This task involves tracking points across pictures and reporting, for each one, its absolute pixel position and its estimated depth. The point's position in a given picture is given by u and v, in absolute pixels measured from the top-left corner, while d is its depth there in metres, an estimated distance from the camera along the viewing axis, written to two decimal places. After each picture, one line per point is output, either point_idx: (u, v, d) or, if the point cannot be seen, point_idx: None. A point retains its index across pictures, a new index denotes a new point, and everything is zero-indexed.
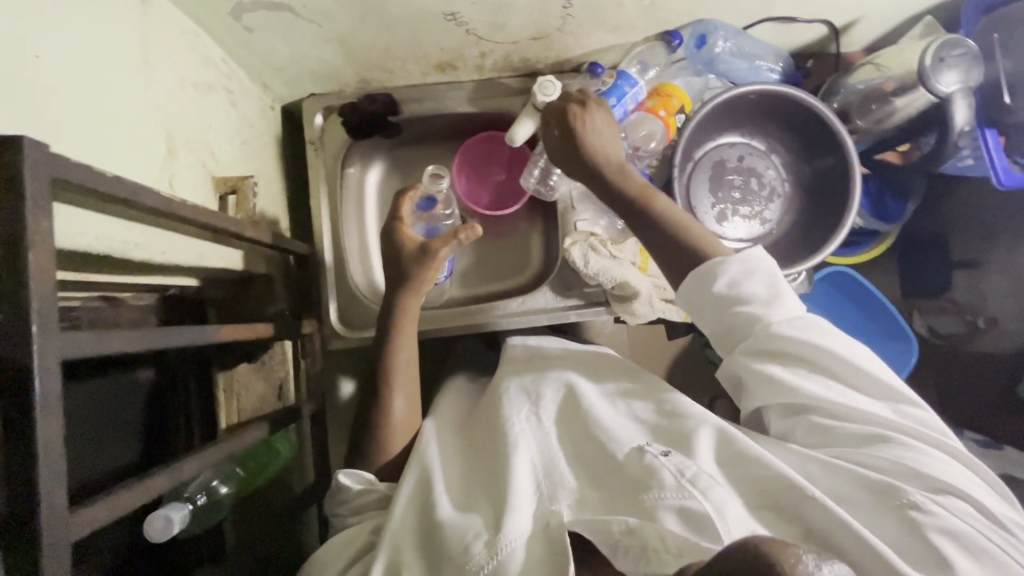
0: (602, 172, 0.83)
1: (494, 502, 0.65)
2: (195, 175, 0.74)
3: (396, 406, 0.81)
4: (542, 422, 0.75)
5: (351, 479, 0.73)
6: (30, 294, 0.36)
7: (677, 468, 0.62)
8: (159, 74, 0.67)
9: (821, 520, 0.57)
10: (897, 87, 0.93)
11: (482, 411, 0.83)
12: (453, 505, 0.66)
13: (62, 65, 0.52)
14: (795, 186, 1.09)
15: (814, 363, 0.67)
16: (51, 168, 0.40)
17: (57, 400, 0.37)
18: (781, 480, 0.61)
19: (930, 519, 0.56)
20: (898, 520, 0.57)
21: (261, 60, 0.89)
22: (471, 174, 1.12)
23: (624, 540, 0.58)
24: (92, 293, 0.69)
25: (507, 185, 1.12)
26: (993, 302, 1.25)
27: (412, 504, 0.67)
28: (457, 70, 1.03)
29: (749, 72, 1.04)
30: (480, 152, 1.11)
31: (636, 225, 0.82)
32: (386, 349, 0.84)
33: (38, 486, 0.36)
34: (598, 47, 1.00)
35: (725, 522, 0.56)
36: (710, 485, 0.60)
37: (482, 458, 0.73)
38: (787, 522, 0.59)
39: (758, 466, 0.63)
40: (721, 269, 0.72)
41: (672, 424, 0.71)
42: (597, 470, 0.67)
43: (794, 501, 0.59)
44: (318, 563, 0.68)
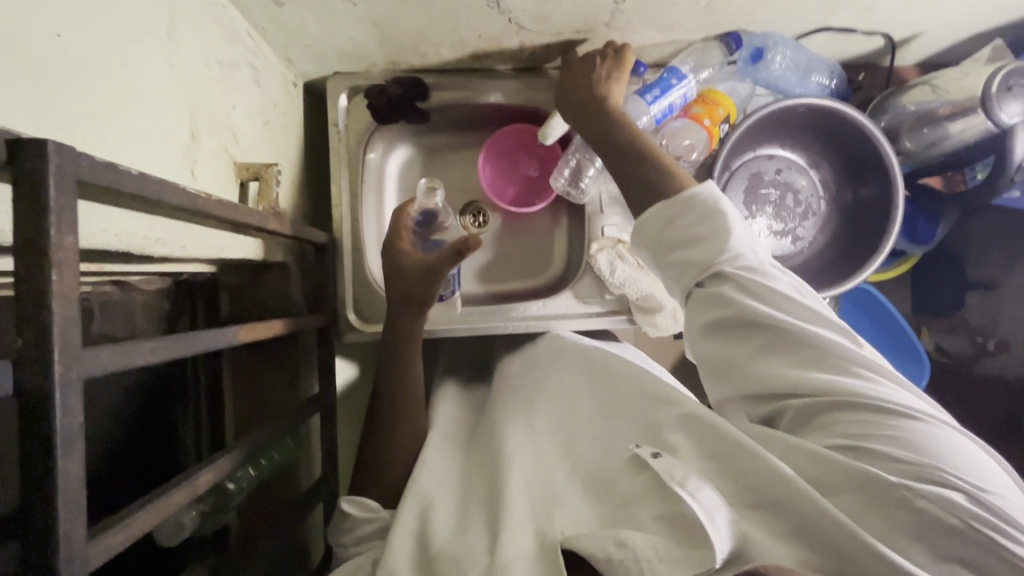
0: (597, 113, 0.79)
1: (491, 522, 0.62)
2: (218, 160, 0.70)
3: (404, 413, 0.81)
4: (537, 434, 0.75)
5: (354, 507, 0.71)
6: (53, 316, 0.33)
7: (667, 470, 0.57)
8: (184, 52, 0.62)
9: (811, 515, 0.50)
10: (953, 112, 0.89)
11: (488, 426, 0.82)
12: (449, 529, 0.64)
13: (85, 43, 0.47)
14: (832, 205, 1.06)
15: (781, 332, 0.58)
16: (78, 172, 0.36)
17: (77, 432, 0.35)
18: (766, 471, 0.54)
19: (927, 512, 0.48)
20: (887, 516, 0.49)
21: (288, 35, 0.83)
22: (501, 166, 1.08)
23: (617, 555, 0.52)
24: (105, 280, 0.66)
25: (538, 182, 1.08)
26: (1005, 325, 1.31)
27: (411, 527, 0.64)
28: (492, 58, 0.97)
29: (800, 85, 0.99)
30: (514, 144, 1.07)
31: (611, 163, 0.75)
32: (399, 363, 0.84)
33: (56, 526, 0.33)
34: (643, 45, 0.95)
35: (716, 526, 0.51)
36: (699, 486, 0.54)
37: (484, 475, 0.71)
38: (776, 518, 0.52)
39: (742, 454, 0.56)
40: (685, 218, 0.63)
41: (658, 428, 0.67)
42: (597, 481, 0.64)
43: (778, 493, 0.52)
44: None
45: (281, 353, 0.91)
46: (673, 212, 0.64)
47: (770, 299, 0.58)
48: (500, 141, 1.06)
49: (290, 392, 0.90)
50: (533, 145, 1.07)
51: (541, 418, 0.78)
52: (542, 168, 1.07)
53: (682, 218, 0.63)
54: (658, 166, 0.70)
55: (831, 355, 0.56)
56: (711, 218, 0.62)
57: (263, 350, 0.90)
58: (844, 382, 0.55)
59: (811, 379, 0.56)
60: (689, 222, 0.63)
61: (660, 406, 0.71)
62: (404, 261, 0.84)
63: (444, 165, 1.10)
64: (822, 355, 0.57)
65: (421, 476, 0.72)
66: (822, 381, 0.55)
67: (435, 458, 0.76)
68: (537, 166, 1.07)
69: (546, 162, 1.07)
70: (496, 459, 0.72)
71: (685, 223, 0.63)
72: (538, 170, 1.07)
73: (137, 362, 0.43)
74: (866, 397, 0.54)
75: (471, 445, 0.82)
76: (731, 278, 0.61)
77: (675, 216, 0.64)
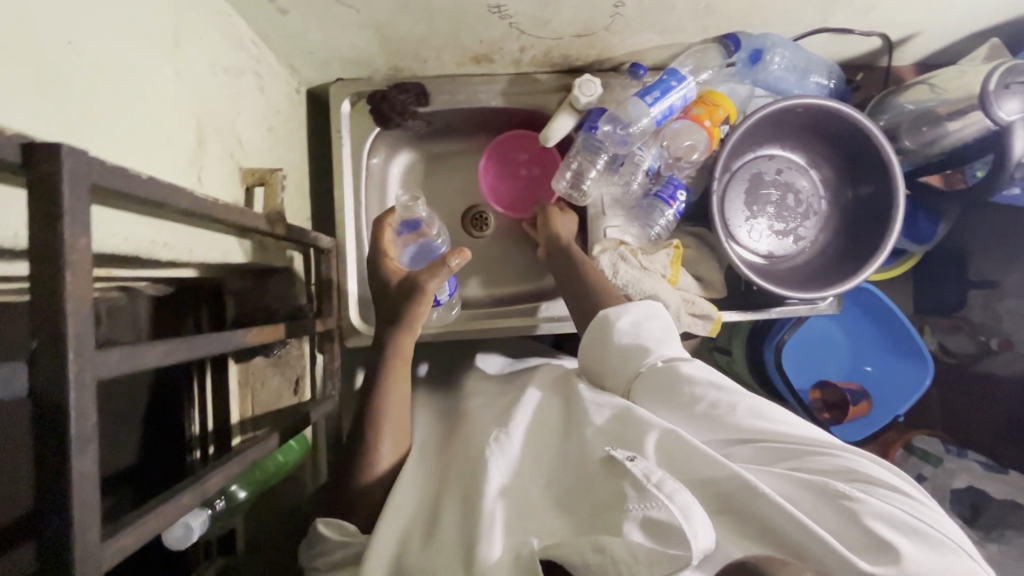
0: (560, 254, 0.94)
1: (466, 532, 0.60)
2: (223, 167, 0.70)
3: (384, 454, 0.75)
4: (508, 436, 0.70)
5: (331, 530, 0.67)
6: (68, 316, 0.34)
7: (644, 473, 0.56)
8: (189, 59, 0.63)
9: (776, 517, 0.53)
10: (951, 110, 0.90)
11: (460, 438, 0.78)
12: (421, 546, 0.62)
13: (94, 49, 0.48)
14: (832, 205, 1.06)
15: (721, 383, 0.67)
16: (92, 174, 0.36)
17: (91, 432, 0.35)
18: (732, 478, 0.56)
19: (868, 507, 0.54)
20: (838, 513, 0.55)
21: (292, 42, 0.84)
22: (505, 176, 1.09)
23: (594, 561, 0.51)
24: (109, 285, 0.68)
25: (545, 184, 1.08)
26: (1008, 323, 1.27)
27: (391, 542, 0.63)
28: (493, 63, 0.98)
29: (799, 85, 0.99)
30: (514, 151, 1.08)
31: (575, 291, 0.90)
32: (373, 400, 0.78)
33: (72, 526, 0.34)
34: (643, 47, 0.96)
35: (692, 526, 0.51)
36: (677, 488, 0.54)
37: (461, 482, 0.67)
38: (742, 525, 0.55)
39: (711, 467, 0.58)
40: (621, 315, 0.77)
41: (625, 428, 0.66)
42: (570, 487, 0.62)
43: (747, 502, 0.55)
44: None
45: (284, 357, 0.92)
46: (629, 309, 0.78)
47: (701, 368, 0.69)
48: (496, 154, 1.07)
49: (293, 396, 0.93)
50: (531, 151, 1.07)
51: (516, 425, 0.73)
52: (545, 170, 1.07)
53: (636, 315, 0.77)
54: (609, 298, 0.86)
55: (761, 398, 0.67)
56: (660, 320, 0.78)
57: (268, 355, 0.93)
58: (777, 414, 0.65)
59: (755, 412, 0.64)
60: (645, 322, 0.77)
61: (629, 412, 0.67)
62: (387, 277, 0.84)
63: (445, 170, 1.11)
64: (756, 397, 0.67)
65: (400, 491, 0.70)
66: (763, 413, 0.64)
67: (416, 471, 0.75)
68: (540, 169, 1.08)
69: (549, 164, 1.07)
70: (469, 464, 0.69)
71: (641, 321, 0.77)
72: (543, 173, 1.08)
73: (147, 364, 0.44)
74: (792, 425, 0.64)
75: (452, 441, 0.79)
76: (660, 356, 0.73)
77: (627, 313, 0.77)
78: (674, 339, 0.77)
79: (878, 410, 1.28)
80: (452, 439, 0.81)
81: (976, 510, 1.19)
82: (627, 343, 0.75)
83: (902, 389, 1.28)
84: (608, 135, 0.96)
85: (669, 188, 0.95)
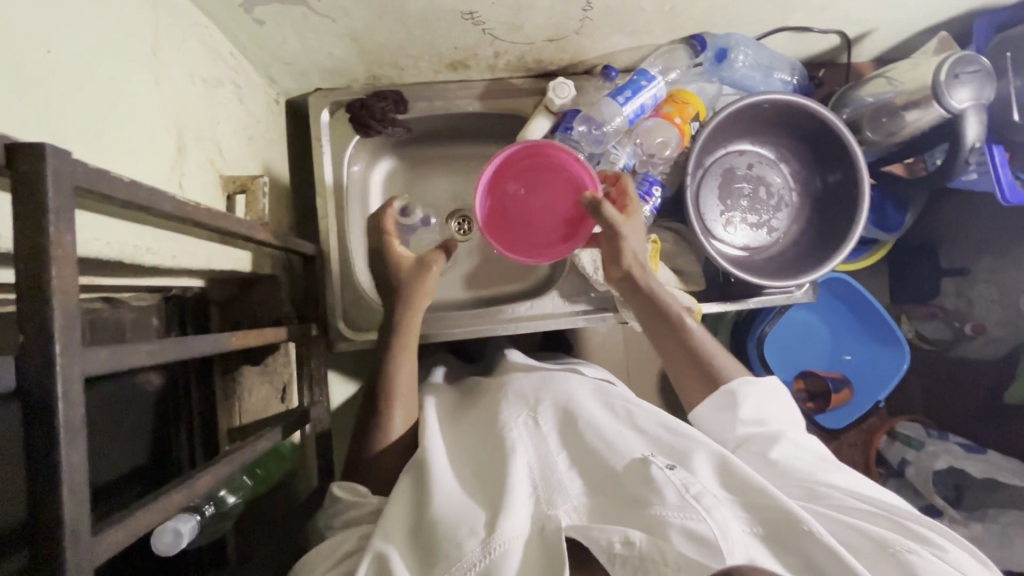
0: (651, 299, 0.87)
1: (492, 505, 0.61)
2: (204, 174, 0.71)
3: (396, 421, 0.79)
4: (541, 426, 0.72)
5: (348, 493, 0.72)
6: (54, 310, 0.34)
7: (682, 483, 0.57)
8: (169, 70, 0.64)
9: (823, 554, 0.55)
10: (907, 101, 0.94)
11: (482, 408, 0.81)
12: (449, 493, 0.65)
13: (74, 59, 0.49)
14: (802, 196, 1.09)
15: (822, 460, 0.73)
16: (74, 175, 0.37)
17: (80, 424, 0.35)
18: (780, 508, 0.58)
19: (929, 566, 0.57)
20: (897, 567, 0.58)
21: (270, 53, 0.86)
22: (500, 195, 0.90)
23: (620, 550, 0.54)
24: (95, 298, 0.69)
25: (541, 239, 0.90)
26: (980, 309, 1.29)
27: (404, 509, 0.65)
28: (468, 69, 1.01)
29: (764, 83, 1.03)
30: (532, 174, 0.90)
31: (665, 342, 0.85)
32: (385, 371, 0.82)
33: (62, 518, 0.34)
34: (613, 50, 1.00)
35: (729, 542, 0.53)
36: (715, 504, 0.56)
37: (489, 460, 0.69)
38: (788, 552, 0.56)
39: (761, 494, 0.60)
40: (744, 396, 0.78)
41: (674, 441, 0.68)
42: (599, 476, 0.64)
43: (791, 531, 0.56)
44: (312, 561, 0.66)
45: (270, 366, 0.91)
46: (755, 390, 0.79)
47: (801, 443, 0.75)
48: (505, 165, 0.90)
49: (280, 402, 0.92)
50: (552, 190, 0.90)
51: (547, 413, 0.74)
52: (559, 225, 0.90)
53: (761, 396, 0.79)
54: (706, 359, 0.82)
55: (842, 469, 0.72)
56: (782, 402, 0.80)
57: None
58: (852, 482, 0.69)
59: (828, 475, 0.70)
60: (767, 404, 0.78)
61: (681, 437, 0.69)
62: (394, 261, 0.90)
63: (427, 175, 1.13)
64: (838, 467, 0.72)
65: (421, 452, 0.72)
66: (839, 479, 0.69)
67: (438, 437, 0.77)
68: (551, 218, 0.90)
69: (563, 220, 0.90)
70: (497, 446, 0.70)
71: (763, 401, 0.78)
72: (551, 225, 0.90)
73: (134, 362, 0.44)
74: (865, 491, 0.68)
75: (461, 422, 0.81)
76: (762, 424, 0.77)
77: (753, 389, 0.79)
78: (791, 419, 0.79)
79: (859, 396, 1.32)
80: (463, 417, 0.83)
81: (959, 490, 1.21)
82: (749, 429, 0.76)
83: (882, 375, 1.30)
84: (583, 135, 0.98)
85: (644, 185, 0.98)
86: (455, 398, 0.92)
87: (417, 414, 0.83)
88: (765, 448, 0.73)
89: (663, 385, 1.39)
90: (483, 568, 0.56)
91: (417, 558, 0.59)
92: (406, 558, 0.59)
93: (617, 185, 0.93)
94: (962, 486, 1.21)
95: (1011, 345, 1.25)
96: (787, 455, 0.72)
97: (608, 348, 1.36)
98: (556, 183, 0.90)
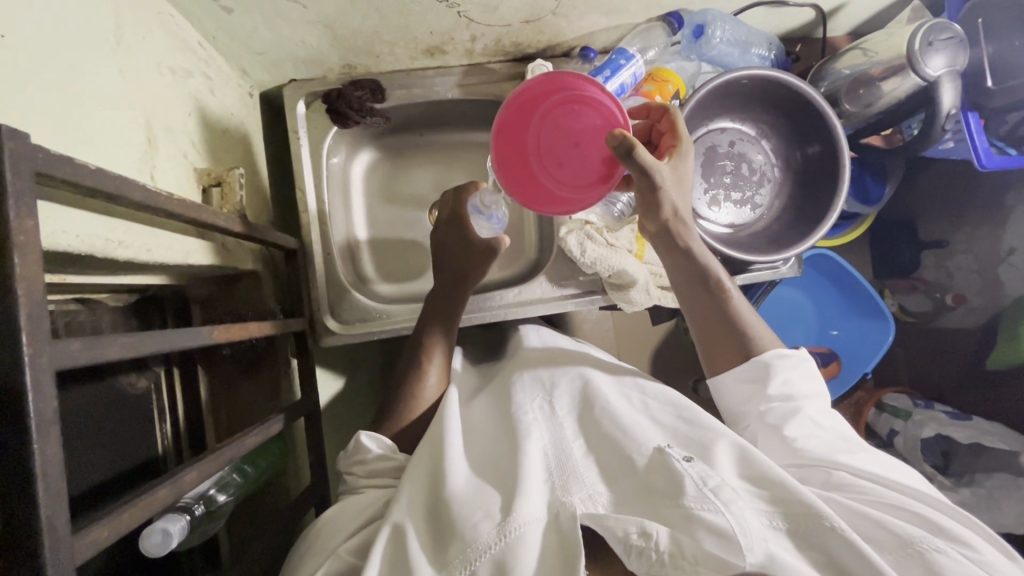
0: (687, 260, 0.82)
1: (506, 489, 0.61)
2: (177, 167, 0.69)
3: (430, 377, 0.86)
4: (556, 411, 0.74)
5: (373, 443, 0.76)
6: (19, 298, 0.33)
7: (700, 477, 0.58)
8: (134, 58, 0.62)
9: (845, 550, 0.55)
10: (883, 71, 0.95)
11: (495, 399, 0.82)
12: (463, 479, 0.65)
13: (32, 43, 0.47)
14: (784, 171, 1.10)
15: (852, 447, 0.73)
16: (35, 161, 0.36)
17: (53, 415, 0.34)
18: (800, 503, 0.58)
19: (956, 566, 0.56)
20: (921, 566, 0.57)
21: (241, 43, 0.84)
22: (527, 131, 0.75)
23: (638, 542, 0.54)
24: (67, 297, 0.65)
25: (575, 183, 0.74)
26: (959, 279, 1.35)
27: (422, 482, 0.65)
28: (445, 54, 0.99)
29: (743, 58, 1.03)
30: (561, 104, 0.73)
31: (701, 301, 0.83)
32: (423, 327, 0.90)
33: (38, 515, 0.33)
34: (590, 30, 0.99)
35: (749, 538, 0.53)
36: (733, 498, 0.56)
37: (500, 448, 0.70)
38: (809, 548, 0.56)
39: (782, 488, 0.59)
40: (773, 371, 0.78)
41: (692, 432, 0.69)
42: (616, 467, 0.64)
43: (813, 526, 0.57)
44: (331, 524, 0.68)
45: (258, 364, 0.93)
46: (787, 366, 0.79)
47: (827, 422, 0.76)
48: (529, 98, 0.74)
49: (270, 401, 0.93)
50: (587, 122, 0.72)
51: (563, 401, 0.76)
52: (599, 163, 0.72)
53: (792, 371, 0.79)
54: (741, 328, 0.82)
55: (870, 455, 0.72)
56: (810, 378, 0.80)
57: (238, 359, 0.92)
58: (878, 470, 0.69)
59: (853, 463, 0.69)
60: (797, 378, 0.79)
61: (701, 429, 0.69)
62: (445, 234, 0.95)
63: (408, 166, 1.12)
64: (865, 453, 0.72)
65: (439, 429, 0.73)
66: (865, 468, 0.69)
67: (458, 416, 0.78)
68: (588, 155, 0.73)
69: (602, 156, 0.72)
70: (512, 429, 0.71)
71: (793, 375, 0.79)
72: (589, 165, 0.73)
73: (110, 355, 0.43)
74: (891, 479, 0.68)
75: (475, 403, 0.84)
76: (790, 401, 0.77)
77: (785, 364, 0.79)
78: (820, 397, 0.79)
79: (847, 370, 1.33)
80: (478, 399, 0.86)
81: (946, 457, 1.23)
82: (775, 398, 0.77)
83: (870, 348, 1.31)
84: None
85: None
86: (468, 382, 0.94)
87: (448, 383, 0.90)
88: (781, 421, 0.75)
89: (654, 368, 1.40)
90: (497, 552, 0.55)
91: (432, 532, 0.60)
92: (420, 531, 0.59)
93: (664, 120, 0.82)
94: (949, 453, 1.23)
95: (990, 313, 1.30)
96: (803, 433, 0.73)
97: (598, 333, 1.37)
98: (592, 115, 0.72)
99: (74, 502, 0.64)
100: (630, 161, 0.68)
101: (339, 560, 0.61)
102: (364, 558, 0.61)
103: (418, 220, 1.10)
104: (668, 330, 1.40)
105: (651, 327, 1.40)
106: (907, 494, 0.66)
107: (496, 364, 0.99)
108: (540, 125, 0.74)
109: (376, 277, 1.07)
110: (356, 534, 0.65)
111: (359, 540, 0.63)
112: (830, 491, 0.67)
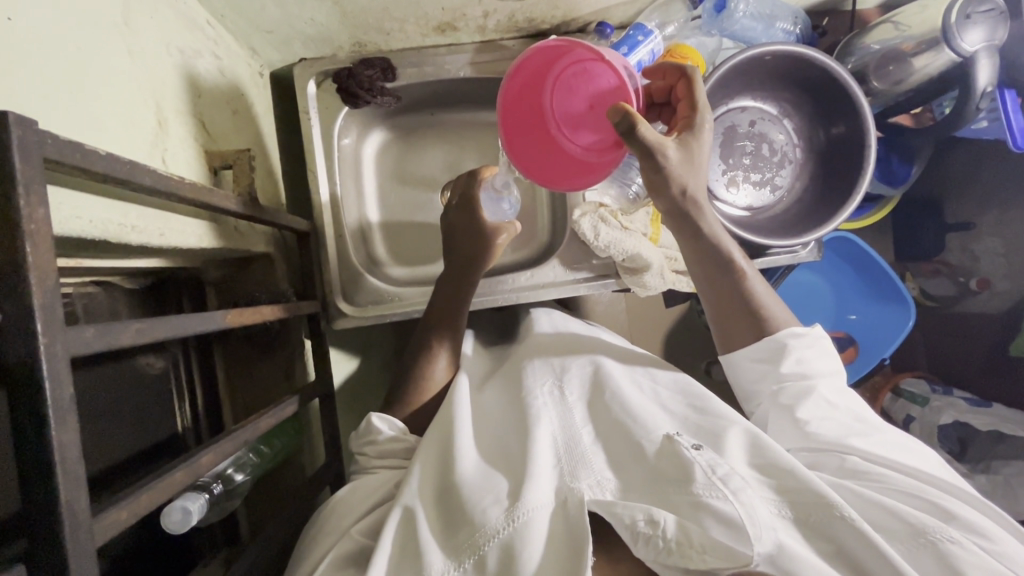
0: (705, 243, 0.79)
1: (515, 475, 0.62)
2: (186, 148, 0.69)
3: (441, 358, 0.87)
4: (566, 396, 0.74)
5: (384, 424, 0.77)
6: (31, 284, 0.33)
7: (709, 465, 0.58)
8: (142, 38, 0.62)
9: (856, 541, 0.55)
10: (916, 46, 0.90)
11: (505, 383, 0.83)
12: (473, 465, 0.65)
13: (39, 24, 0.46)
14: (807, 151, 1.07)
15: (868, 429, 0.72)
16: (43, 147, 0.36)
17: (70, 404, 0.35)
18: (812, 494, 0.57)
19: (970, 558, 0.55)
20: (935, 556, 0.56)
21: (250, 21, 0.83)
22: (542, 95, 0.73)
23: (645, 530, 0.54)
24: (85, 280, 0.65)
25: (593, 147, 0.72)
26: (984, 263, 1.29)
27: (432, 466, 0.66)
28: (457, 31, 0.97)
29: (766, 34, 0.99)
30: (575, 64, 0.70)
31: (718, 283, 0.81)
32: (435, 306, 0.91)
33: (57, 499, 0.34)
34: (607, 5, 0.96)
35: (758, 527, 0.53)
36: (742, 487, 0.55)
37: (510, 434, 0.70)
38: (819, 538, 0.56)
39: (792, 477, 0.59)
40: (789, 350, 0.77)
41: (704, 421, 0.68)
42: (624, 454, 0.64)
43: (826, 516, 0.56)
44: (343, 504, 0.69)
45: (274, 344, 0.94)
46: (803, 345, 0.78)
47: (842, 402, 0.75)
48: (545, 61, 0.72)
49: (284, 381, 0.94)
50: (603, 83, 0.69)
51: (575, 387, 0.76)
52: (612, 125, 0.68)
53: (807, 351, 0.77)
54: (758, 311, 0.80)
55: (885, 436, 0.71)
56: (827, 357, 0.79)
57: (253, 341, 0.93)
58: (894, 456, 0.68)
59: (868, 450, 0.68)
60: (813, 357, 0.77)
61: (713, 418, 0.69)
62: (456, 216, 0.93)
63: (419, 147, 1.10)
64: (881, 437, 0.71)
65: (451, 413, 0.73)
66: (879, 454, 0.68)
67: (468, 400, 0.79)
68: (604, 118, 0.70)
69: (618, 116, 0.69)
70: (523, 414, 0.72)
71: (809, 354, 0.77)
72: (606, 126, 0.70)
73: (124, 341, 0.43)
74: (906, 466, 0.67)
75: (486, 388, 0.84)
76: (805, 383, 0.76)
77: (801, 344, 0.77)
78: (836, 376, 0.78)
79: (864, 355, 1.31)
80: (488, 383, 0.86)
81: (963, 444, 1.21)
82: (789, 377, 0.76)
83: (888, 333, 1.28)
84: None
85: None
86: (479, 366, 0.94)
87: (458, 366, 0.90)
88: (795, 402, 0.74)
89: (666, 351, 1.39)
90: (505, 537, 0.55)
91: (441, 515, 0.60)
92: (431, 515, 0.60)
93: (682, 84, 0.78)
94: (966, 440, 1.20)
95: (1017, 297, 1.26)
96: (816, 416, 0.73)
97: (610, 316, 1.36)
98: (608, 75, 0.68)
99: (96, 479, 0.66)
100: (636, 139, 0.66)
101: (351, 540, 0.62)
102: (374, 539, 0.62)
103: (429, 202, 1.09)
104: (681, 313, 1.39)
105: (664, 310, 1.38)
106: (922, 481, 0.65)
107: (508, 348, 0.99)
108: (555, 86, 0.71)
109: (388, 260, 1.07)
110: (367, 515, 0.66)
111: (369, 521, 0.64)
112: (842, 479, 0.66)
